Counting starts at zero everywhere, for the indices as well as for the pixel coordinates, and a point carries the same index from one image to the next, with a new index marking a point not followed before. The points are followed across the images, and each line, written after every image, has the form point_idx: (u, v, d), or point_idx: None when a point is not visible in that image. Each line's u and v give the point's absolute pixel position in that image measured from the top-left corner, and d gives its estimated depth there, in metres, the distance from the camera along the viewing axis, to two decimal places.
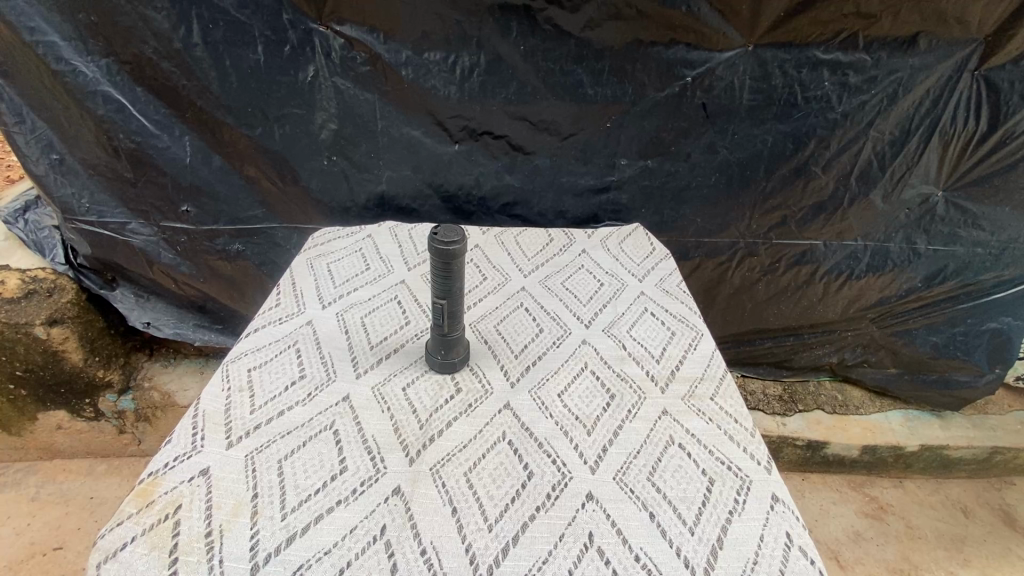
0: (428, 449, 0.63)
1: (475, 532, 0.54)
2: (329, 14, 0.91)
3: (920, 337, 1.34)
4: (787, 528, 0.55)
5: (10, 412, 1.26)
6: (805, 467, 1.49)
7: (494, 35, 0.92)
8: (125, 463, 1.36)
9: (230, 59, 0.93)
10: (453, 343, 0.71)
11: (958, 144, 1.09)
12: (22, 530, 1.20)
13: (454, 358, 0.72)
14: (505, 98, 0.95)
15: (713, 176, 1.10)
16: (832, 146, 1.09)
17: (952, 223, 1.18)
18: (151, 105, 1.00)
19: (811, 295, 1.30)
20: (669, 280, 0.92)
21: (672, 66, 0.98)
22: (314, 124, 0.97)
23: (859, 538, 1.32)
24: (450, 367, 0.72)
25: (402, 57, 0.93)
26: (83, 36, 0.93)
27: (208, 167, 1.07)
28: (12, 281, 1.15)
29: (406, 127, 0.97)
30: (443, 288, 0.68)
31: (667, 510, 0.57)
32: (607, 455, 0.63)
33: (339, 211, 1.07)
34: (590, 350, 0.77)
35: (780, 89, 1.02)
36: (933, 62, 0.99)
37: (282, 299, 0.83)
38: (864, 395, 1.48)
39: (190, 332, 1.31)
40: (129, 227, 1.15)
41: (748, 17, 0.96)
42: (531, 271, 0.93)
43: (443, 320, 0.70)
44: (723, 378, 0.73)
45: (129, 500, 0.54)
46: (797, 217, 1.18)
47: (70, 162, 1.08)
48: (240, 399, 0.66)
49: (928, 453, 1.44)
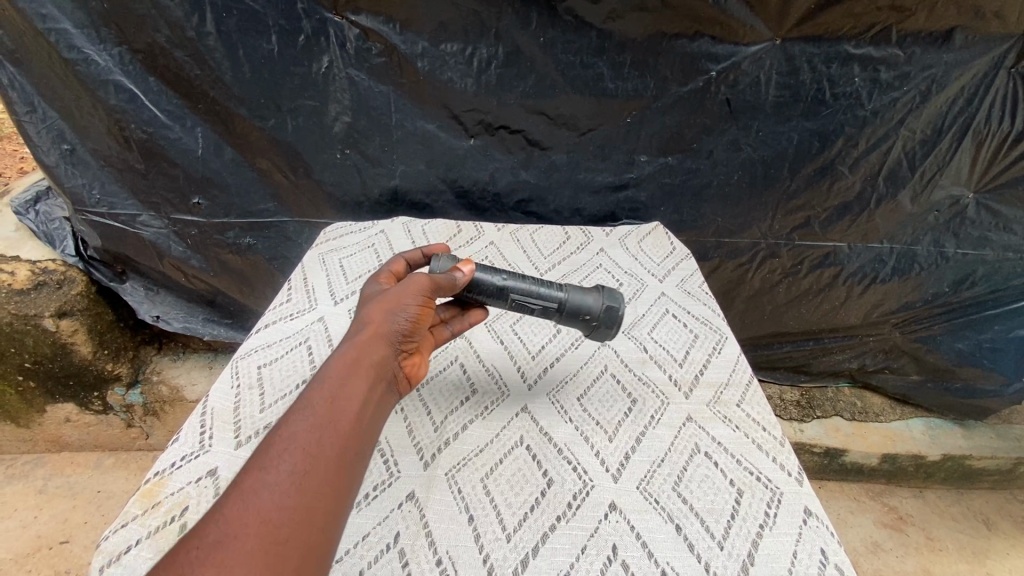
0: (444, 452, 0.60)
1: (494, 542, 0.52)
2: (344, 5, 0.92)
3: (944, 344, 1.30)
4: (821, 545, 0.52)
5: (18, 404, 1.25)
6: (822, 475, 1.44)
7: (512, 28, 0.95)
8: (133, 456, 1.35)
9: (244, 49, 0.95)
10: (581, 296, 0.67)
11: (991, 145, 1.03)
12: (29, 523, 1.19)
13: (604, 302, 0.67)
14: (522, 92, 1.01)
15: (735, 174, 1.10)
16: (860, 145, 1.05)
17: (982, 226, 1.13)
18: (164, 94, 0.99)
19: (833, 300, 1.25)
20: (691, 280, 0.89)
21: (695, 60, 0.98)
22: (328, 116, 1.03)
23: (878, 549, 1.27)
24: (616, 317, 0.67)
25: (419, 49, 0.97)
26: (96, 24, 0.91)
27: (220, 158, 1.06)
28: (22, 271, 1.13)
29: (421, 120, 1.04)
30: (492, 289, 0.66)
31: (694, 523, 0.54)
32: (630, 462, 0.60)
33: (351, 206, 1.14)
34: (610, 352, 0.75)
35: (807, 85, 0.99)
36: (969, 58, 0.95)
37: (293, 295, 0.81)
38: (885, 402, 1.43)
39: (199, 327, 1.29)
40: (140, 219, 1.13)
41: (777, 9, 0.92)
42: (548, 270, 0.90)
43: (536, 306, 0.67)
44: (749, 384, 0.70)
45: (135, 500, 0.54)
46: (821, 218, 1.14)
47: (81, 152, 1.04)
48: (251, 396, 0.65)
49: (949, 462, 1.38)
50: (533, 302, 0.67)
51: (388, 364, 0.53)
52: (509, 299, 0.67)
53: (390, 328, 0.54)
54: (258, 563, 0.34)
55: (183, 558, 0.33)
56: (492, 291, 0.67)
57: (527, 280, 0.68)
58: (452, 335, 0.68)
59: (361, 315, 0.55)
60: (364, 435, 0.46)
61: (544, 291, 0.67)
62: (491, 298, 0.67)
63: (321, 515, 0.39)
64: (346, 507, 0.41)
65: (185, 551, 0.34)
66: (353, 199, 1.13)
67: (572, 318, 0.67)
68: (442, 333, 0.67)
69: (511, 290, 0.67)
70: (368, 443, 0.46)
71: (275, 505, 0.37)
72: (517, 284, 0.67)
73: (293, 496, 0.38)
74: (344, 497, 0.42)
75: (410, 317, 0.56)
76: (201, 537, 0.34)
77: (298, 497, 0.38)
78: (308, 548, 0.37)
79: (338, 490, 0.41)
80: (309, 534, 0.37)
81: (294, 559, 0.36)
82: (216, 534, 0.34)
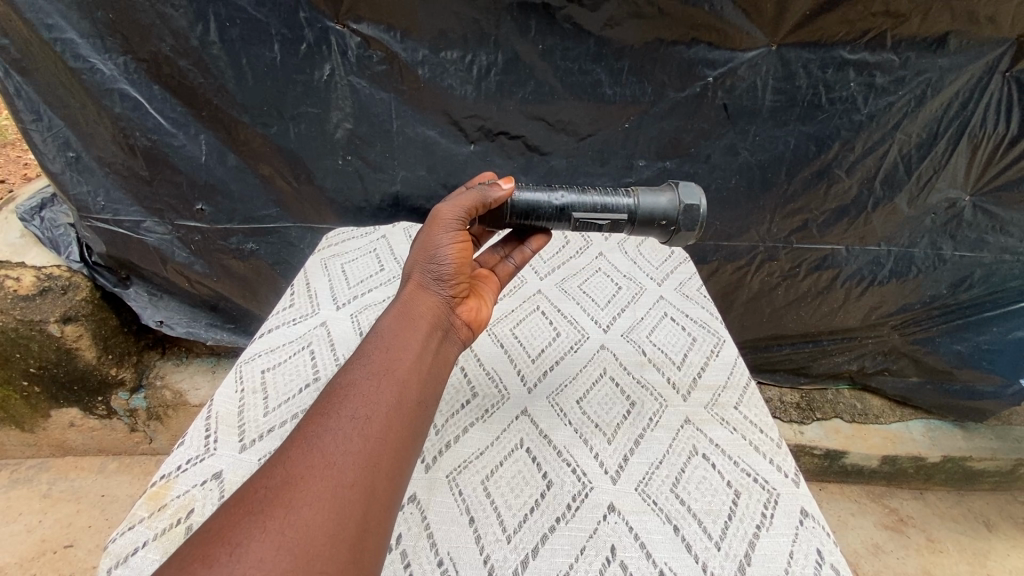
0: (445, 455, 0.61)
1: (494, 543, 0.53)
2: (346, 14, 0.94)
3: (943, 346, 1.30)
4: (818, 545, 0.53)
5: (23, 408, 1.26)
6: (823, 477, 1.42)
7: (511, 36, 0.97)
8: (136, 460, 1.36)
9: (247, 57, 0.96)
10: (651, 203, 0.71)
11: (987, 148, 1.04)
12: (33, 527, 1.20)
13: (677, 207, 0.71)
14: (522, 98, 1.03)
15: (733, 177, 1.11)
16: (857, 149, 1.06)
17: (978, 228, 1.14)
18: (169, 102, 1.00)
19: (832, 302, 1.26)
20: (689, 283, 0.89)
21: (692, 66, 1.00)
22: (330, 123, 1.04)
23: (878, 551, 1.26)
24: (689, 228, 0.71)
25: (420, 56, 0.99)
26: (101, 34, 0.93)
27: (223, 165, 1.07)
28: (28, 277, 1.13)
29: (422, 126, 1.06)
30: (553, 212, 0.71)
31: (691, 524, 0.55)
32: (629, 464, 0.61)
33: (353, 212, 1.15)
34: (609, 355, 0.76)
35: (804, 90, 1.01)
36: (963, 62, 0.96)
37: (296, 299, 0.82)
38: (884, 404, 1.43)
39: (203, 331, 1.30)
40: (145, 225, 1.14)
41: (773, 16, 0.93)
42: (547, 273, 0.91)
43: (600, 222, 0.71)
44: (747, 386, 0.71)
45: (141, 503, 0.55)
46: (819, 221, 1.15)
47: (86, 160, 1.05)
48: (254, 400, 0.66)
49: (950, 464, 1.38)
50: (597, 219, 0.71)
51: (437, 314, 0.59)
52: (572, 219, 0.71)
53: (433, 276, 0.61)
54: (326, 500, 0.38)
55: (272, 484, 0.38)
56: (553, 215, 0.72)
57: (587, 197, 0.71)
58: (516, 266, 0.77)
59: (407, 271, 0.62)
60: (419, 386, 0.50)
61: (609, 204, 0.71)
62: (553, 220, 0.72)
63: (383, 461, 0.43)
64: (406, 454, 0.45)
65: (258, 488, 0.38)
66: (354, 205, 1.14)
67: (645, 227, 0.72)
68: (506, 267, 0.76)
69: (572, 210, 0.71)
70: (425, 393, 0.50)
71: (338, 450, 0.41)
72: (577, 203, 0.71)
73: (354, 443, 0.42)
74: (405, 444, 0.45)
75: (450, 256, 0.62)
76: (274, 478, 0.39)
77: (360, 443, 0.43)
78: (373, 489, 0.41)
79: (398, 435, 0.45)
80: (373, 477, 0.41)
81: (359, 499, 0.40)
82: (287, 474, 0.39)
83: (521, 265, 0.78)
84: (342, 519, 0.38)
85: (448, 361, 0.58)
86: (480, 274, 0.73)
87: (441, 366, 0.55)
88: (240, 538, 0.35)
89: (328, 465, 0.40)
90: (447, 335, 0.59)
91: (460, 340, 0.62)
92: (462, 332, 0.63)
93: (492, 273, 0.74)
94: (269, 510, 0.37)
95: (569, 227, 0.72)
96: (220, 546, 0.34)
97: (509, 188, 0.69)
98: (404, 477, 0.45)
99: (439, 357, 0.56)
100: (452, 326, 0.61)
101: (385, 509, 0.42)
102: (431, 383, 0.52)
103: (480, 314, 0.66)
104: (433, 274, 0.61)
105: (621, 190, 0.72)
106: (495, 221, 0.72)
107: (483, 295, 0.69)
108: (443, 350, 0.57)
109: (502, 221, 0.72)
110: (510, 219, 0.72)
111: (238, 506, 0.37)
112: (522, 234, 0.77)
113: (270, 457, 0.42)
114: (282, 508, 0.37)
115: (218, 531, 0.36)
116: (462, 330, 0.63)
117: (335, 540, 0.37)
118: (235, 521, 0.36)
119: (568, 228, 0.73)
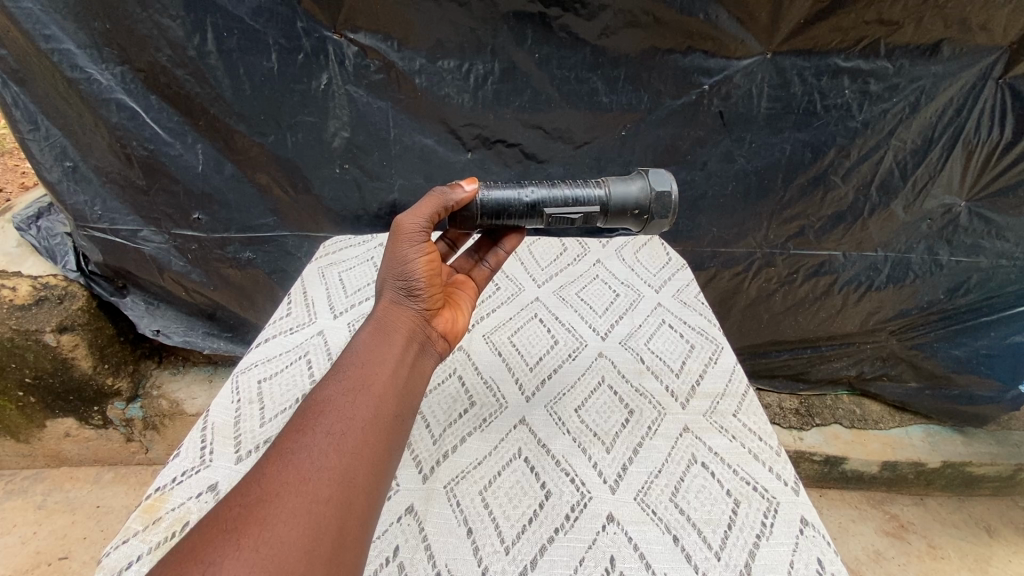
0: (442, 466, 0.61)
1: (493, 554, 0.52)
2: (343, 24, 0.94)
3: (941, 351, 1.30)
4: (818, 554, 0.53)
5: (18, 419, 1.25)
6: (823, 483, 1.41)
7: (508, 45, 0.98)
8: (132, 470, 1.35)
9: (244, 67, 0.97)
10: (622, 195, 0.70)
11: (982, 154, 1.04)
12: (28, 538, 1.19)
13: (649, 196, 0.70)
14: (519, 106, 1.03)
15: (730, 184, 1.11)
16: (852, 155, 1.07)
17: (975, 234, 1.14)
18: (165, 112, 1.00)
19: (829, 307, 1.26)
20: (686, 290, 0.89)
21: (688, 74, 1.00)
22: (328, 132, 1.04)
23: (880, 558, 1.25)
24: (661, 218, 0.72)
25: (417, 66, 0.99)
26: (99, 44, 0.93)
27: (220, 174, 1.07)
28: (23, 287, 1.12)
29: (419, 135, 1.06)
30: (524, 212, 0.69)
31: (691, 533, 0.55)
32: (628, 473, 0.61)
33: (350, 220, 1.15)
34: (607, 363, 0.75)
35: (799, 97, 1.01)
36: (957, 69, 0.97)
37: (293, 308, 0.82)
38: (883, 409, 1.42)
39: (200, 340, 1.30)
40: (141, 234, 1.13)
41: (767, 25, 0.94)
42: (545, 281, 0.90)
43: (573, 217, 0.70)
44: (745, 394, 0.71)
45: (136, 516, 0.54)
46: (815, 227, 1.15)
47: (82, 170, 1.05)
48: (251, 411, 0.66)
49: (950, 469, 1.37)
50: (569, 214, 0.70)
51: (413, 327, 0.59)
52: (544, 216, 0.70)
53: (405, 290, 0.60)
54: (302, 518, 0.38)
55: (243, 504, 0.38)
56: (524, 215, 0.70)
57: (558, 192, 0.70)
58: (492, 269, 0.76)
59: (378, 285, 0.61)
60: (396, 400, 0.50)
61: (581, 196, 0.70)
62: (526, 217, 0.70)
63: (359, 476, 0.43)
64: (382, 470, 0.45)
65: (232, 507, 0.38)
66: (352, 213, 1.14)
67: (617, 219, 0.72)
68: (482, 271, 0.75)
69: (544, 207, 0.69)
70: (402, 406, 0.50)
71: (314, 466, 0.41)
72: (548, 199, 0.69)
73: (329, 459, 0.42)
74: (382, 458, 0.45)
75: (420, 267, 0.60)
76: (250, 495, 0.39)
77: (336, 459, 0.42)
78: (349, 505, 0.41)
79: (375, 449, 0.45)
80: (348, 493, 0.41)
81: (335, 514, 0.40)
82: (261, 492, 0.39)
83: (497, 266, 0.77)
84: (317, 535, 0.38)
85: (426, 374, 0.57)
86: (457, 281, 0.72)
87: (418, 379, 0.55)
88: (213, 557, 0.34)
89: (301, 483, 0.40)
90: (424, 347, 0.59)
91: (438, 352, 0.62)
92: (440, 343, 0.62)
93: (469, 279, 0.74)
94: (243, 528, 0.36)
95: (542, 224, 0.71)
96: (192, 566, 0.34)
97: (472, 189, 0.67)
98: (381, 492, 0.45)
99: (416, 370, 0.56)
100: (429, 338, 0.60)
101: (363, 525, 0.41)
102: (409, 396, 0.52)
103: (457, 325, 0.65)
104: (404, 287, 0.60)
105: (591, 182, 0.71)
106: (465, 223, 0.69)
107: (460, 305, 0.68)
108: (420, 362, 0.57)
109: (475, 223, 0.70)
110: (481, 221, 0.69)
111: (211, 527, 0.37)
112: (496, 237, 0.75)
113: (244, 476, 0.41)
114: (256, 526, 0.37)
115: (190, 552, 0.35)
116: (440, 342, 0.62)
117: (311, 556, 0.37)
118: (208, 541, 0.35)
119: (540, 224, 0.71)
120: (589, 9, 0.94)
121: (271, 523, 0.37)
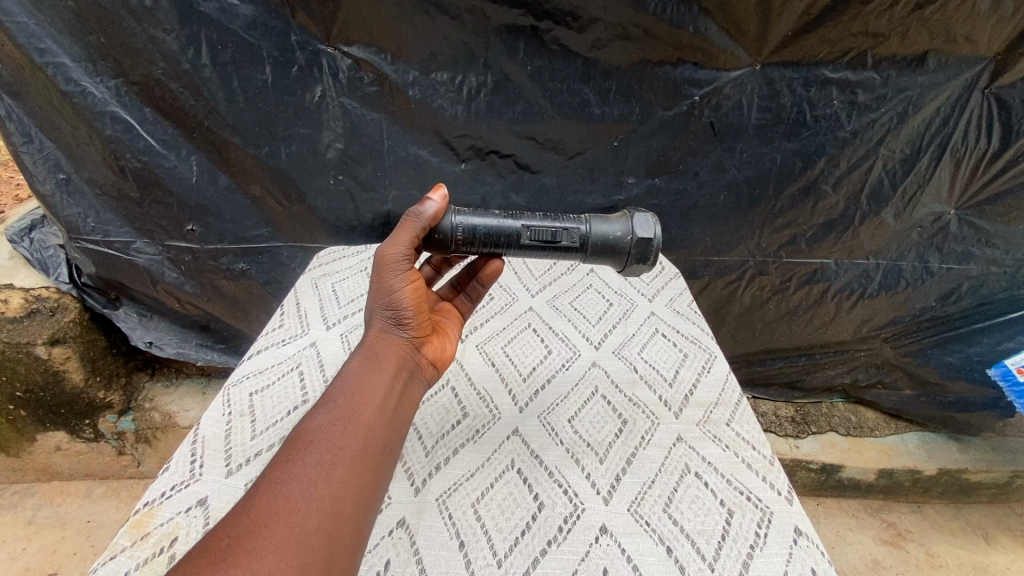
0: (434, 478, 0.60)
1: (484, 568, 0.52)
2: (337, 36, 0.95)
3: (935, 358, 1.31)
4: (812, 565, 0.52)
5: (9, 433, 1.23)
6: (820, 492, 1.41)
7: (500, 57, 0.99)
8: (124, 484, 1.33)
9: (239, 80, 0.98)
10: (602, 232, 0.71)
11: (969, 163, 1.05)
12: (17, 554, 1.17)
13: (630, 236, 0.71)
14: (511, 117, 1.04)
15: (722, 193, 1.12)
16: (842, 164, 1.08)
17: (964, 241, 1.15)
18: (160, 124, 1.00)
19: (822, 315, 1.26)
20: (680, 299, 0.89)
21: (678, 85, 1.01)
22: (322, 143, 1.05)
23: (879, 567, 1.24)
24: (645, 237, 0.70)
25: (410, 78, 1.00)
26: (93, 57, 0.93)
27: (215, 185, 1.07)
28: (15, 299, 1.11)
29: (413, 146, 1.07)
30: (503, 230, 0.69)
31: (685, 544, 0.54)
32: (621, 484, 0.60)
33: (344, 230, 1.15)
34: (600, 373, 0.75)
35: (788, 107, 1.03)
36: (943, 80, 0.98)
37: (286, 320, 0.82)
38: (878, 417, 1.42)
39: (193, 352, 1.29)
40: (135, 246, 1.13)
41: (756, 37, 0.95)
42: (539, 290, 0.91)
43: (553, 233, 0.70)
44: (739, 403, 0.71)
45: (124, 532, 0.54)
46: (807, 235, 1.16)
47: (76, 182, 1.05)
48: (241, 424, 0.66)
49: (947, 476, 1.37)
50: (549, 229, 0.70)
51: (403, 355, 0.58)
52: (523, 229, 0.69)
53: (392, 317, 0.59)
54: (290, 548, 0.38)
55: (231, 538, 0.37)
56: (502, 227, 0.69)
57: (539, 221, 0.70)
58: (472, 301, 0.76)
59: (366, 313, 0.61)
60: (385, 428, 0.50)
61: (562, 227, 0.70)
62: (505, 241, 0.69)
63: (346, 506, 0.42)
64: (368, 502, 0.45)
65: (222, 537, 0.38)
66: (346, 223, 1.14)
67: (600, 253, 0.72)
68: (463, 302, 0.76)
69: (522, 220, 0.70)
70: (391, 434, 0.50)
71: (304, 496, 0.41)
72: (530, 228, 0.69)
73: (318, 488, 0.42)
74: (369, 486, 0.45)
75: (407, 296, 0.60)
76: (239, 526, 0.38)
77: (325, 488, 0.42)
78: (336, 535, 0.41)
79: (363, 477, 0.45)
80: (336, 523, 0.41)
81: (322, 545, 0.39)
82: (251, 522, 0.38)
83: (478, 300, 0.77)
84: (305, 566, 0.38)
85: (415, 401, 0.57)
86: (441, 308, 0.72)
87: (407, 406, 0.55)
88: None
89: (289, 515, 0.39)
90: (413, 375, 0.59)
91: (426, 378, 0.61)
92: (427, 370, 0.62)
93: (453, 307, 0.74)
94: (232, 558, 0.36)
95: (521, 241, 0.69)
96: None
97: (439, 199, 0.66)
98: (368, 523, 0.44)
99: (405, 398, 0.55)
100: (419, 365, 0.60)
101: (350, 554, 0.41)
102: (396, 424, 0.52)
103: (445, 351, 0.66)
104: (392, 315, 0.60)
105: (573, 216, 0.72)
106: (438, 247, 0.69)
107: (448, 331, 0.68)
108: (409, 390, 0.57)
109: (448, 246, 0.69)
110: (456, 247, 0.69)
111: (200, 558, 0.36)
112: (472, 268, 0.75)
113: (232, 507, 0.41)
114: (244, 557, 0.36)
115: None
116: (429, 369, 0.62)
117: None
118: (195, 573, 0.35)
119: (520, 247, 0.70)
120: (580, 22, 0.95)
121: (259, 557, 0.36)
